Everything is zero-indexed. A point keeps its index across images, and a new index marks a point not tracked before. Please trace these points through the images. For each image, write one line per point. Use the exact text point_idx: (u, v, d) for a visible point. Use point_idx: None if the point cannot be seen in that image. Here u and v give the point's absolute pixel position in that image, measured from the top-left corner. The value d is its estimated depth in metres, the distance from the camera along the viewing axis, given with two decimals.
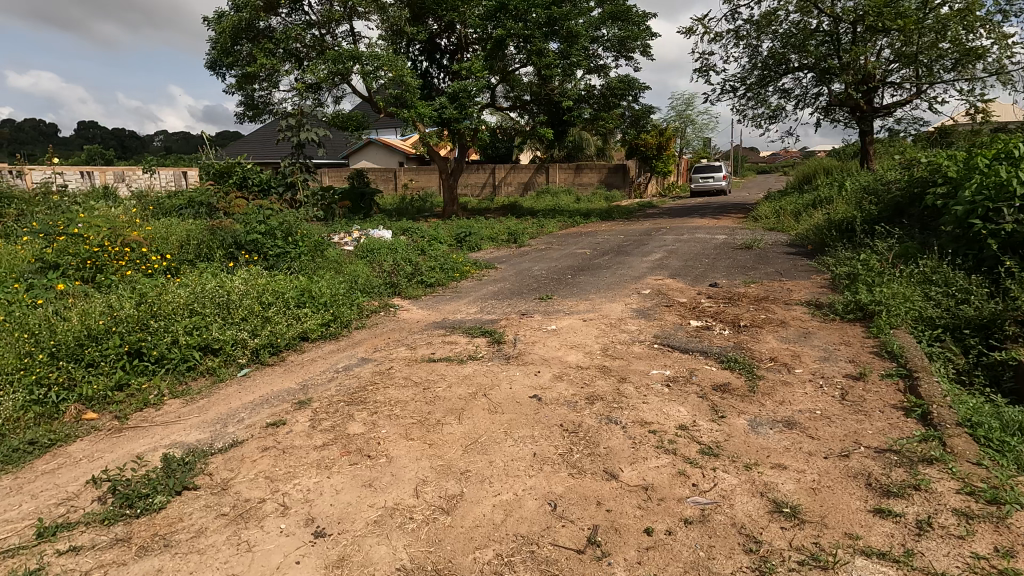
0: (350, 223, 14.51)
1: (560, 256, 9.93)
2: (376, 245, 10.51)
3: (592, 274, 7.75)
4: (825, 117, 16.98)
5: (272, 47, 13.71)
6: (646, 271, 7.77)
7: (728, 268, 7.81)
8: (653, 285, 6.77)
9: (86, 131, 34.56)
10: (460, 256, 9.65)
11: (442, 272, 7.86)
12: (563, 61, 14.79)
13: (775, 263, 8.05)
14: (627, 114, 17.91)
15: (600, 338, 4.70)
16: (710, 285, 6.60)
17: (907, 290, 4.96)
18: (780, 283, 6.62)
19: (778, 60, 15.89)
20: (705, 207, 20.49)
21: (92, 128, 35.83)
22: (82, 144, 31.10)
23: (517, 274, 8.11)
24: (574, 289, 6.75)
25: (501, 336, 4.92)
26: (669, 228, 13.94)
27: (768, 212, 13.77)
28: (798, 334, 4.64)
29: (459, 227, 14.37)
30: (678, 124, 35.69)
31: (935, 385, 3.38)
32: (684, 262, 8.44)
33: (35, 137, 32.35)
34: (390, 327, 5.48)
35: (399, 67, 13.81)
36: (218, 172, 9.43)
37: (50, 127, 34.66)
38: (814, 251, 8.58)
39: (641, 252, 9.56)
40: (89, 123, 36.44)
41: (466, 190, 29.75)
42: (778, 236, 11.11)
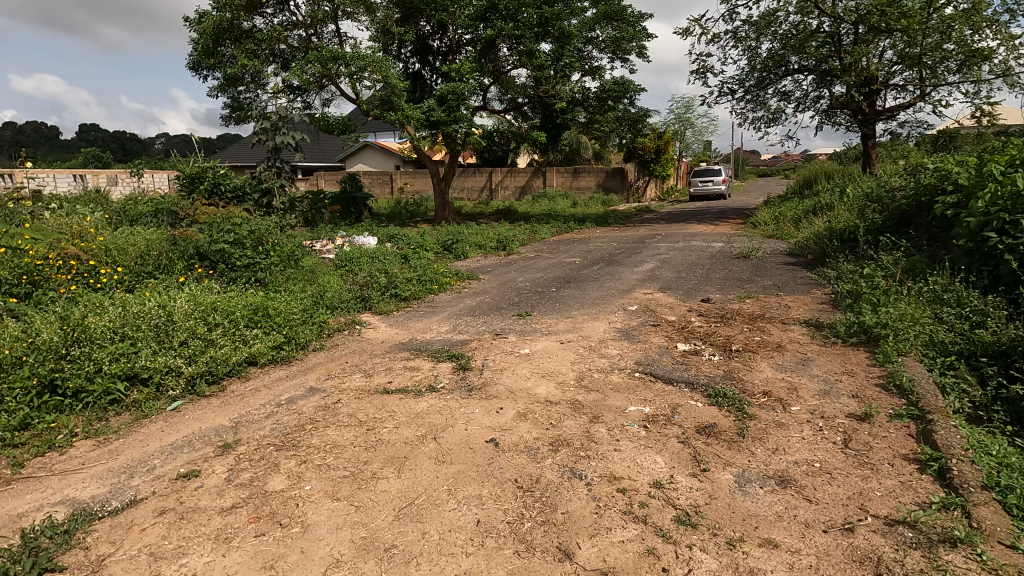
0: (336, 229, 14.09)
1: (548, 265, 9.48)
2: (357, 254, 10.08)
3: (578, 286, 7.31)
4: (826, 120, 16.54)
5: (253, 48, 13.19)
6: (635, 283, 7.33)
7: (723, 281, 7.36)
8: (641, 300, 6.33)
9: (87, 133, 34.38)
10: (442, 265, 9.21)
11: (419, 284, 7.40)
12: (556, 63, 14.36)
13: (773, 274, 7.61)
14: (623, 117, 17.48)
15: (576, 365, 4.25)
16: (702, 301, 6.15)
17: (916, 310, 4.51)
18: (777, 298, 6.17)
19: (778, 61, 15.42)
20: (704, 212, 20.06)
21: (94, 131, 35.68)
22: (80, 147, 30.85)
23: (500, 286, 7.66)
24: (556, 304, 6.30)
25: (469, 361, 4.47)
26: (664, 234, 13.51)
27: (767, 219, 13.34)
28: (795, 362, 4.18)
29: (448, 233, 13.94)
30: (677, 127, 35.26)
31: (952, 431, 2.93)
32: (676, 273, 8.00)
33: (37, 140, 32.17)
34: (351, 348, 5.02)
35: (386, 69, 13.39)
36: (189, 178, 9.00)
37: (48, 130, 34.43)
38: (814, 261, 8.12)
39: (633, 262, 9.12)
40: (87, 126, 36.19)
41: (462, 194, 29.35)
42: (777, 244, 10.66)
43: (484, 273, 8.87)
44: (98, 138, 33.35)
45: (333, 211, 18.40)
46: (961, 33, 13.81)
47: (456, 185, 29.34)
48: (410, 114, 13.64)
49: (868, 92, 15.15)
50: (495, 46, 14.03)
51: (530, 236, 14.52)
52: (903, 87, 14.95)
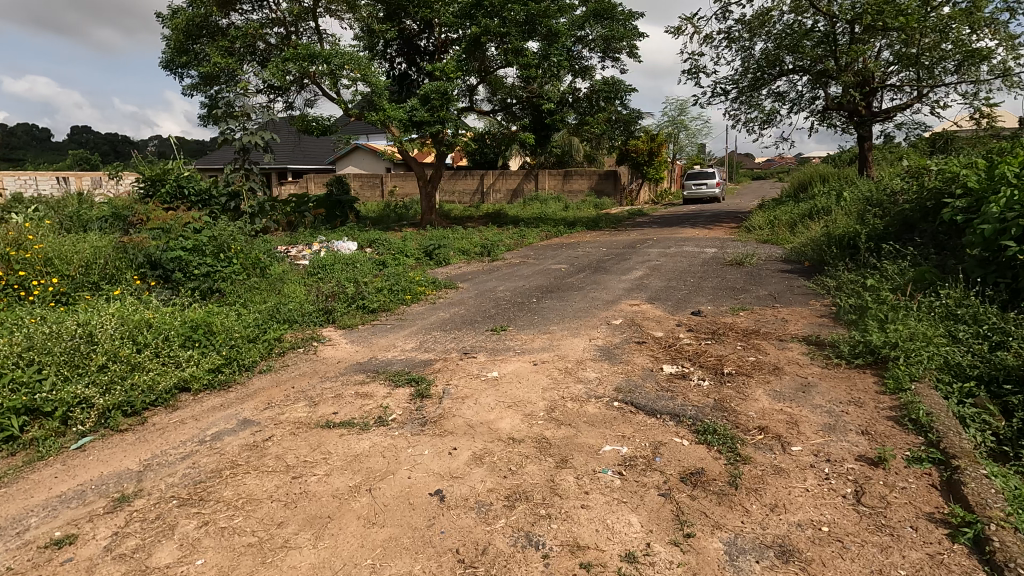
0: (316, 234, 13.58)
1: (533, 273, 9.00)
2: (332, 260, 9.58)
3: (561, 296, 6.84)
4: (821, 121, 16.18)
5: (227, 46, 12.55)
6: (622, 293, 6.87)
7: (715, 290, 6.92)
8: (627, 313, 5.86)
9: (78, 136, 33.83)
10: (420, 272, 8.73)
11: (390, 294, 6.90)
12: (544, 62, 13.91)
13: (768, 284, 7.16)
14: (614, 118, 17.05)
15: (548, 392, 3.76)
16: (693, 314, 5.68)
17: (929, 328, 4.04)
18: (773, 311, 5.71)
19: (773, 61, 15.00)
20: (697, 216, 19.67)
21: (86, 133, 35.14)
22: (69, 149, 30.27)
23: (478, 296, 7.16)
24: (535, 317, 5.82)
25: (429, 387, 3.97)
26: (656, 239, 13.08)
27: (761, 223, 12.93)
28: (795, 388, 3.70)
29: (434, 238, 13.47)
30: (671, 129, 34.94)
31: (985, 482, 2.46)
32: (666, 282, 7.54)
33: (28, 142, 31.60)
34: (302, 370, 4.51)
35: (367, 67, 12.87)
36: (150, 180, 8.47)
37: (39, 132, 33.82)
38: (812, 269, 7.68)
39: (621, 269, 8.67)
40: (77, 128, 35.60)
41: (453, 197, 28.90)
42: (772, 249, 10.22)
43: (463, 281, 8.37)
44: (88, 140, 32.78)
45: (317, 215, 17.89)
46: (959, 32, 13.45)
47: (448, 188, 28.88)
48: (393, 115, 13.15)
49: (864, 93, 14.77)
50: (481, 45, 13.57)
51: (518, 241, 14.08)
52: (901, 87, 14.59)
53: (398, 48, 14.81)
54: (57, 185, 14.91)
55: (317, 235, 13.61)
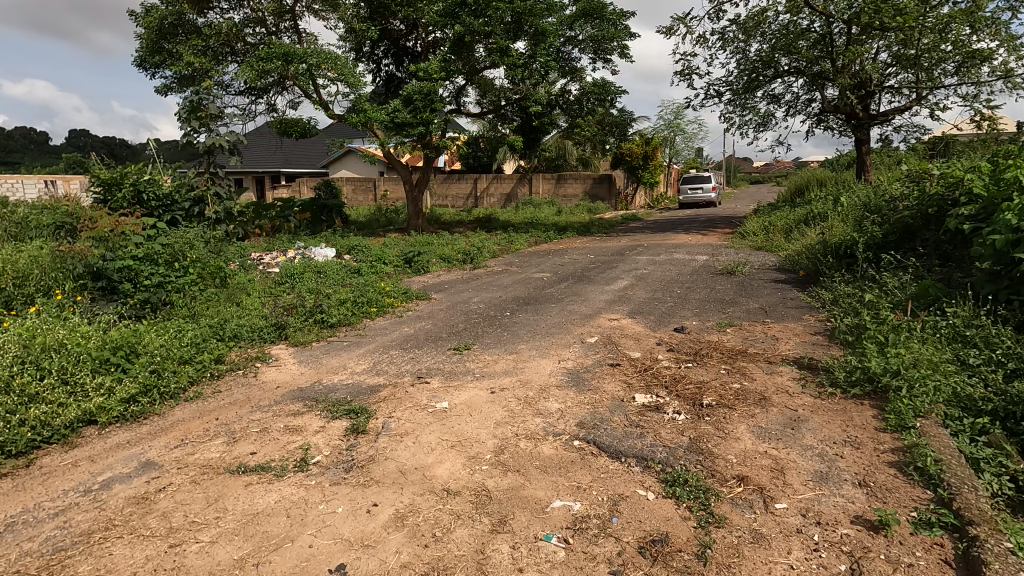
0: (296, 240, 13.13)
1: (513, 282, 8.53)
2: (302, 268, 9.10)
3: (537, 309, 6.37)
4: (817, 125, 15.76)
5: (200, 44, 11.90)
6: (603, 306, 6.41)
7: (703, 303, 6.46)
8: (605, 329, 5.38)
9: (73, 139, 33.40)
10: (393, 282, 8.27)
11: (353, 307, 6.41)
12: (530, 63, 13.47)
13: (760, 296, 6.70)
14: (606, 121, 16.62)
15: (501, 428, 3.28)
16: (675, 330, 5.23)
17: (935, 353, 3.57)
18: (762, 328, 5.25)
19: (769, 62, 14.52)
20: (692, 221, 19.24)
21: (80, 136, 34.69)
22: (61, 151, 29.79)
23: (449, 309, 6.69)
24: (505, 334, 5.35)
25: (367, 420, 3.49)
26: (646, 245, 12.64)
27: (756, 229, 12.49)
28: (782, 424, 3.23)
29: (417, 244, 13.03)
30: (667, 133, 34.57)
31: (1010, 562, 2.00)
32: (652, 294, 7.07)
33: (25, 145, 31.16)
34: (232, 396, 4.03)
35: (344, 66, 11.98)
36: (104, 185, 7.97)
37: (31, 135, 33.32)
38: (807, 280, 7.21)
39: (604, 278, 8.22)
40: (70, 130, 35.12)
41: (446, 201, 28.48)
42: (766, 257, 9.78)
43: (438, 292, 7.90)
44: (83, 143, 32.31)
45: (301, 220, 17.43)
46: (959, 32, 13.03)
47: (440, 192, 28.45)
48: (375, 117, 12.72)
49: (861, 95, 14.34)
50: (466, 45, 13.13)
51: (505, 247, 13.64)
52: (899, 89, 14.18)
53: (384, 45, 14.26)
54: (46, 188, 15.06)
55: (297, 241, 13.15)
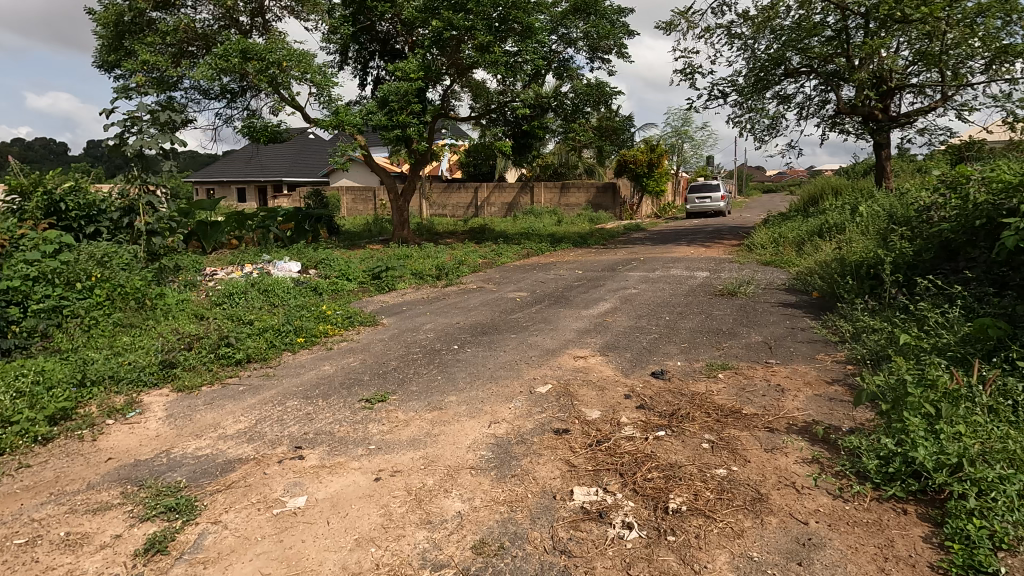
0: (266, 253, 12.21)
1: (481, 303, 7.46)
2: (248, 286, 8.14)
3: (493, 341, 5.29)
4: (831, 128, 14.58)
5: (155, 43, 10.93)
6: (574, 338, 5.31)
7: (694, 334, 5.33)
8: (564, 373, 4.28)
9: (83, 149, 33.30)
10: (342, 304, 7.24)
11: (274, 337, 5.38)
12: (516, 60, 12.47)
13: (765, 325, 5.55)
14: (603, 125, 15.59)
15: (359, 555, 2.19)
16: (653, 376, 4.13)
17: (1016, 436, 2.44)
18: (765, 373, 4.13)
19: (779, 59, 13.42)
20: (698, 231, 18.08)
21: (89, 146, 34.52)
22: (65, 162, 29.54)
23: (392, 340, 5.64)
24: (439, 378, 4.27)
25: (179, 528, 2.43)
26: (642, 259, 11.54)
27: (764, 241, 11.33)
28: (784, 554, 2.13)
29: (394, 258, 12.05)
30: (676, 140, 33.49)
31: None
32: (636, 321, 5.96)
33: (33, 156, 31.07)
34: (36, 475, 3.01)
35: (308, 62, 10.99)
36: (13, 194, 7.02)
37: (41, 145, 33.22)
38: (823, 306, 6.05)
39: (586, 300, 7.14)
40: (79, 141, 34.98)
41: (446, 211, 27.59)
42: (775, 273, 8.64)
43: (390, 316, 6.84)
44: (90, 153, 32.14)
45: (284, 231, 16.57)
46: (989, 26, 11.83)
47: (440, 201, 27.57)
48: (347, 120, 11.81)
49: (880, 95, 13.17)
50: (446, 42, 12.16)
51: (490, 260, 12.61)
52: (922, 89, 13.00)
53: (369, 45, 13.43)
54: None
55: (269, 254, 12.25)
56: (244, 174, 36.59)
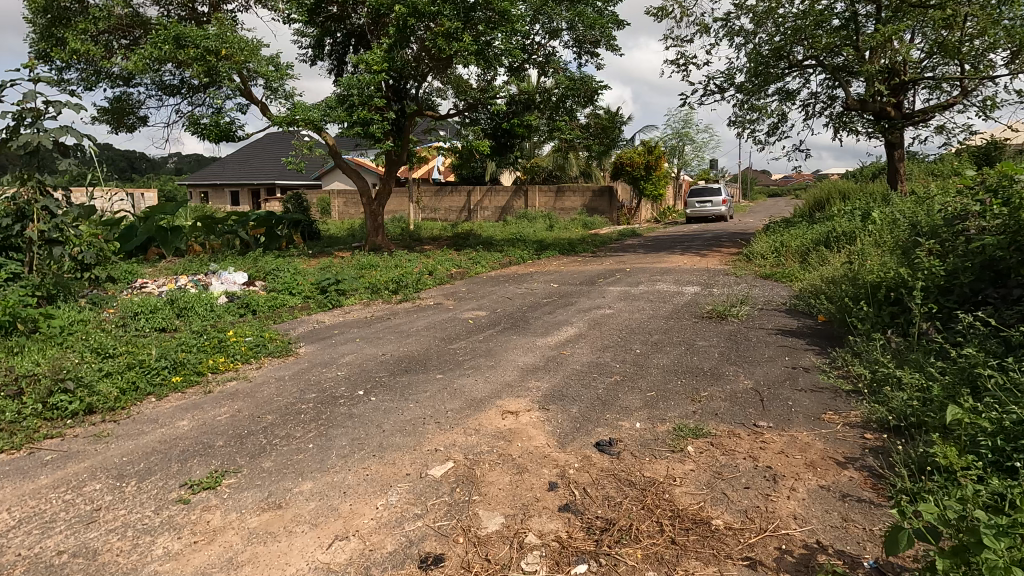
0: (219, 262, 11.20)
1: (428, 325, 6.36)
2: (165, 304, 7.08)
3: (412, 385, 4.17)
4: (840, 127, 13.42)
5: (84, 30, 9.79)
6: (514, 380, 4.19)
7: (667, 376, 4.20)
8: (479, 440, 3.16)
9: None
10: (260, 328, 6.18)
11: (139, 376, 4.34)
12: (486, 48, 11.46)
13: (758, 363, 4.42)
14: (592, 123, 14.53)
15: None
16: (599, 450, 3.03)
17: None
18: (752, 444, 3.02)
19: (782, 51, 12.29)
20: (696, 238, 16.98)
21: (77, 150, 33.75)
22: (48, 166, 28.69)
23: (291, 378, 4.56)
24: (310, 447, 3.16)
25: None
26: (628, 270, 10.42)
27: (763, 251, 10.19)
28: None
29: (357, 268, 10.99)
30: (676, 142, 32.43)
31: None
32: (600, 354, 4.84)
33: None
34: None
35: (255, 51, 9.66)
36: None
37: None
38: (831, 338, 4.90)
39: (548, 324, 6.03)
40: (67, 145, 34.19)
41: (437, 215, 26.55)
42: (775, 288, 7.54)
43: (310, 343, 5.75)
44: None
45: (253, 236, 15.56)
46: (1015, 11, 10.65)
47: (431, 205, 26.54)
48: (303, 117, 10.77)
49: (892, 89, 12.02)
50: (410, 29, 11.15)
51: (463, 270, 11.52)
52: (939, 84, 11.85)
53: (344, 38, 12.74)
54: None
55: (221, 263, 11.21)
56: (235, 177, 35.83)
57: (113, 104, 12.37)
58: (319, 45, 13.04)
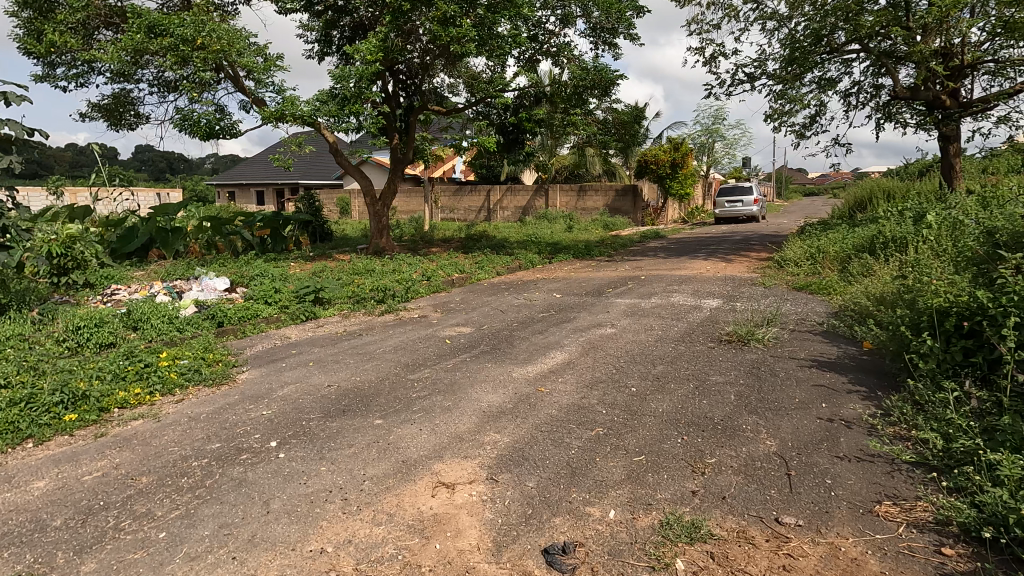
0: (208, 266, 10.62)
1: (399, 345, 5.53)
2: (119, 317, 6.43)
3: (340, 435, 3.31)
4: (886, 119, 12.09)
5: (66, 21, 9.22)
6: (467, 432, 3.30)
7: (665, 429, 3.25)
8: (385, 536, 2.29)
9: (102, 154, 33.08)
10: (209, 348, 5.46)
11: (23, 414, 3.61)
12: (490, 35, 10.61)
13: (785, 413, 3.42)
14: (609, 118, 13.55)
15: None
16: (547, 562, 2.13)
17: None
18: (775, 564, 2.07)
19: (821, 35, 11.03)
20: (724, 240, 15.78)
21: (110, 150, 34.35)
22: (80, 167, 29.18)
23: (207, 417, 3.77)
24: (158, 539, 2.34)
25: None
26: (644, 277, 9.41)
27: (797, 257, 9.04)
28: None
29: (351, 274, 10.26)
30: (705, 139, 30.99)
31: None
32: (587, 393, 3.90)
33: None
34: None
35: (237, 41, 8.79)
36: None
37: None
38: (882, 382, 3.86)
39: (535, 348, 5.10)
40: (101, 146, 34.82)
41: (455, 215, 25.81)
42: (810, 304, 6.47)
43: (255, 367, 4.97)
44: None
45: (258, 236, 15.04)
46: None
47: (449, 205, 25.81)
48: (291, 111, 10.07)
49: (947, 75, 10.67)
50: (407, 13, 10.46)
51: (465, 277, 10.67)
52: (1002, 69, 10.49)
53: (344, 29, 12.07)
54: None
55: (210, 267, 10.64)
56: (260, 178, 35.94)
57: (111, 103, 11.80)
58: (324, 37, 12.37)
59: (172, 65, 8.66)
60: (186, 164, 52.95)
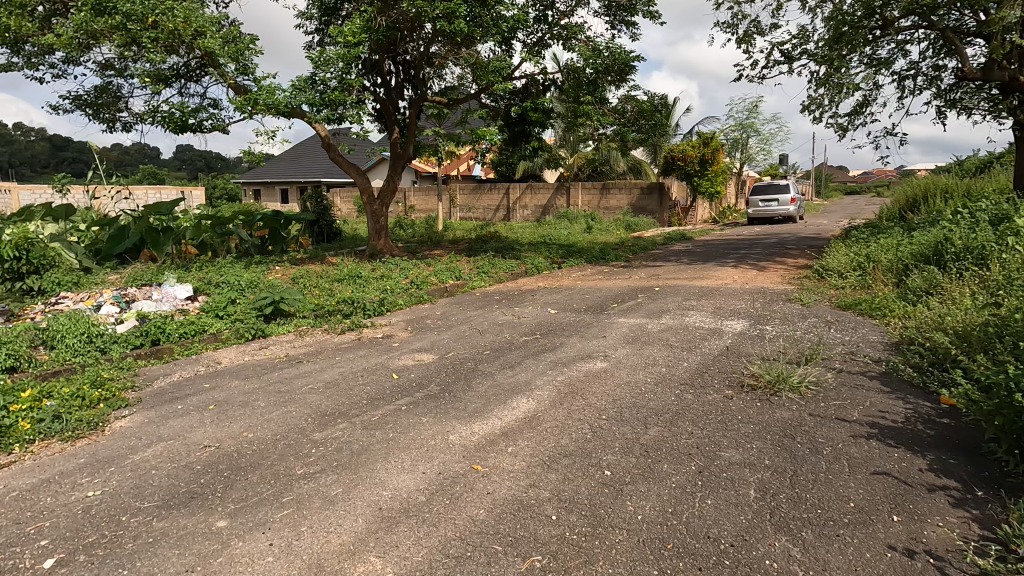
0: (183, 270, 9.79)
1: (334, 380, 4.42)
2: (32, 336, 5.53)
3: (149, 552, 2.22)
4: (949, 107, 10.48)
5: (26, 3, 8.47)
6: (334, 555, 2.16)
7: (638, 564, 2.07)
8: None
9: None
10: (105, 380, 4.45)
11: None
12: None
13: (833, 535, 2.20)
14: (629, 108, 12.25)
15: None
16: None
17: None
18: None
19: (873, 7, 9.52)
20: (757, 244, 14.25)
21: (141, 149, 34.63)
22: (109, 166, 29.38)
23: (12, 499, 2.73)
24: None
25: None
26: (659, 289, 8.12)
27: (842, 267, 7.64)
28: None
29: (333, 280, 9.26)
30: (740, 134, 29.10)
31: None
32: (539, 476, 2.72)
33: None
34: None
35: (200, 19, 7.86)
36: None
37: None
38: (980, 478, 2.59)
39: (495, 392, 3.92)
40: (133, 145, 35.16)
41: (472, 214, 24.77)
42: (860, 331, 5.14)
43: (141, 411, 3.93)
44: None
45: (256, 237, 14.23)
46: None
47: (467, 203, 24.78)
48: (266, 100, 9.10)
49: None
50: None
51: (459, 284, 9.57)
52: None
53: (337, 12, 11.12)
54: None
55: (184, 271, 9.80)
56: (285, 175, 35.76)
57: (92, 96, 11.08)
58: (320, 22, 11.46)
59: (123, 45, 7.76)
60: (222, 162, 53.65)
